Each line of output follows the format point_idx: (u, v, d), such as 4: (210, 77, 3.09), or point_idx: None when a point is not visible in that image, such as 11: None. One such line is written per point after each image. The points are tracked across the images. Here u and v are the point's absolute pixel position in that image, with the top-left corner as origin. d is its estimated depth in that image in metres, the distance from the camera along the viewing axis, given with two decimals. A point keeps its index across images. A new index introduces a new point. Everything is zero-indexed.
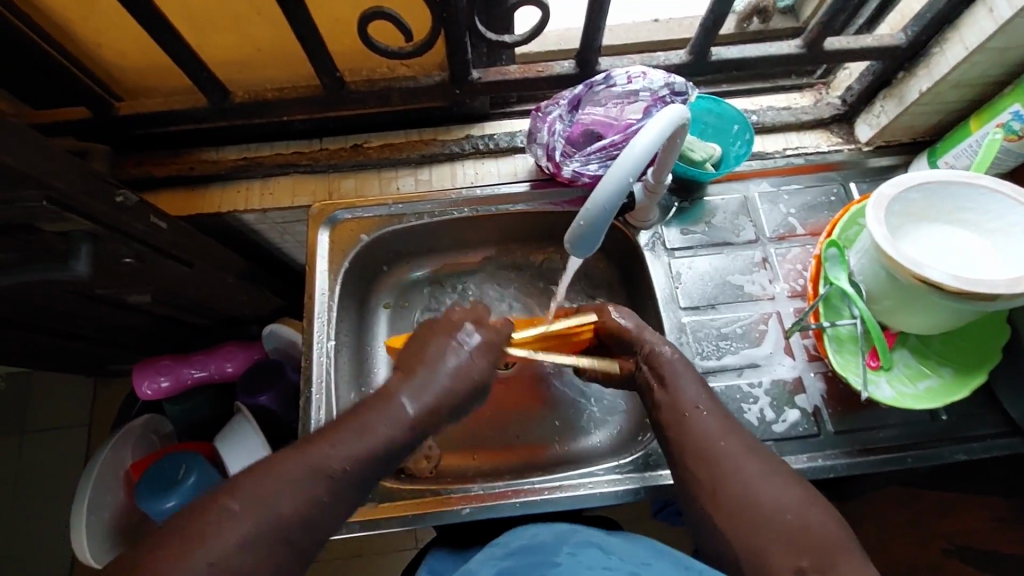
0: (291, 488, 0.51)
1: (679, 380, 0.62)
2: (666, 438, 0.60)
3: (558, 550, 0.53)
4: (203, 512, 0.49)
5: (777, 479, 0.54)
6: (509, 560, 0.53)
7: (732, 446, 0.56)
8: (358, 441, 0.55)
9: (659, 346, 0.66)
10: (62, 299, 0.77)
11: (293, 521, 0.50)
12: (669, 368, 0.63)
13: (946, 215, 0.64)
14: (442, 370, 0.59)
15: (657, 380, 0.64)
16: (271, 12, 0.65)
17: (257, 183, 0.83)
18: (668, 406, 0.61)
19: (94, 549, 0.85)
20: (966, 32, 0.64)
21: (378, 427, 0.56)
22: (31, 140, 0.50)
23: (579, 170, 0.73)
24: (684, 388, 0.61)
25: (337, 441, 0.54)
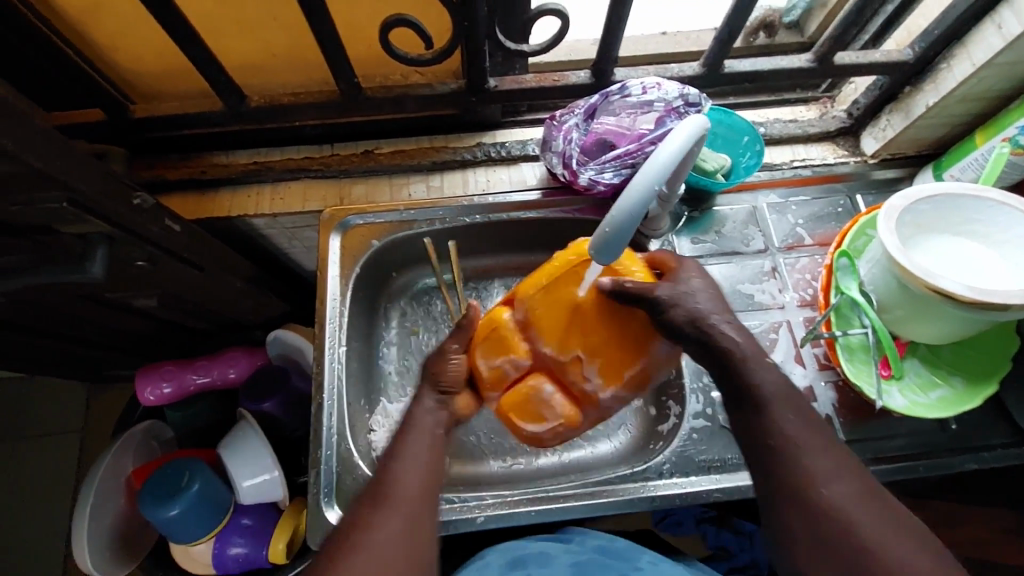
0: (392, 501, 0.54)
1: (774, 400, 0.54)
2: (756, 463, 0.54)
3: (639, 557, 0.65)
4: (358, 510, 0.55)
5: (893, 534, 0.48)
6: (586, 555, 0.64)
7: (839, 491, 0.50)
8: (419, 437, 0.59)
9: (726, 342, 0.56)
10: (67, 303, 0.76)
11: (414, 515, 0.54)
12: (761, 383, 0.54)
13: (955, 227, 0.65)
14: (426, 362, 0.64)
15: (743, 398, 0.55)
16: (291, 18, 0.65)
17: (268, 189, 0.82)
18: (762, 429, 0.53)
19: (95, 558, 0.83)
20: (974, 49, 0.66)
21: (428, 424, 0.60)
22: (54, 140, 0.50)
23: (595, 178, 0.74)
24: (780, 410, 0.53)
25: (405, 445, 0.58)
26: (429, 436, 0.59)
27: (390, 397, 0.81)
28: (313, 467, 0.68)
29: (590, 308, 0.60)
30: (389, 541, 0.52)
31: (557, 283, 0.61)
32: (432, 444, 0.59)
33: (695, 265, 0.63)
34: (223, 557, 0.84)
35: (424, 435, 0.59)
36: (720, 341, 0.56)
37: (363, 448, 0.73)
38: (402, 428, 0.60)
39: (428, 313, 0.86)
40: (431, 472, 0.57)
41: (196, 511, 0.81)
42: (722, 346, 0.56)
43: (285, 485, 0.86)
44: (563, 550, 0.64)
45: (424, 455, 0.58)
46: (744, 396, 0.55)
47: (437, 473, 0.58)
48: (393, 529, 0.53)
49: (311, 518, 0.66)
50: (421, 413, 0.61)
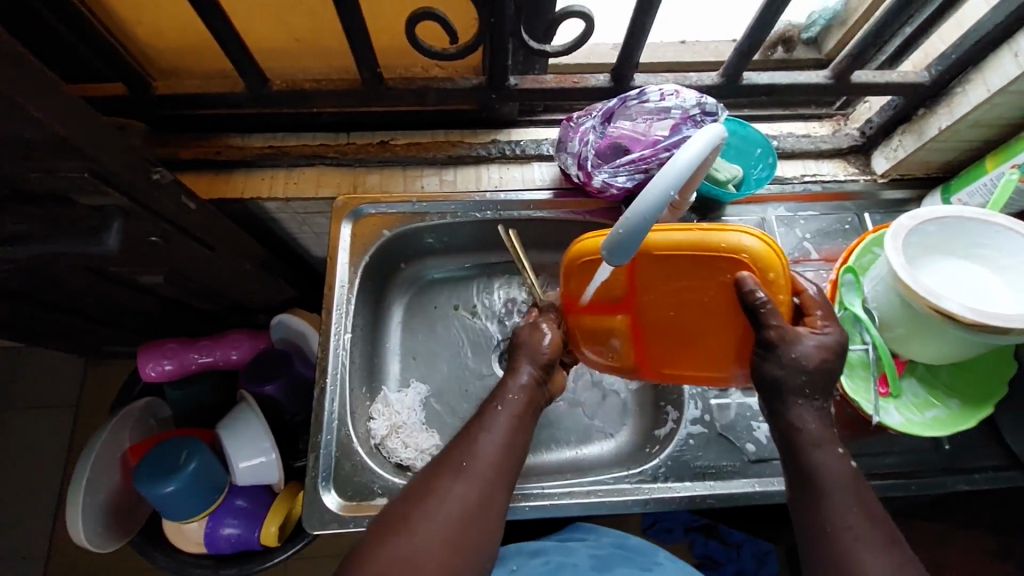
0: (464, 474, 0.53)
1: (833, 485, 0.51)
2: (805, 544, 0.52)
3: (657, 553, 0.66)
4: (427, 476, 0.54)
5: None
6: (605, 549, 0.65)
7: None
8: (505, 414, 0.57)
9: (793, 416, 0.54)
10: (74, 275, 0.76)
11: (481, 495, 0.52)
12: (821, 466, 0.52)
13: (961, 249, 0.66)
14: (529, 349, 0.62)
15: (802, 477, 0.53)
16: (317, 5, 0.66)
17: (283, 173, 0.83)
18: (813, 509, 0.52)
19: (88, 531, 0.84)
20: (990, 75, 0.67)
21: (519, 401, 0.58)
22: (81, 112, 0.51)
23: (608, 181, 0.75)
24: (835, 497, 0.51)
25: (491, 418, 0.57)
26: (516, 416, 0.57)
27: (391, 387, 0.82)
28: (312, 451, 0.69)
29: (712, 295, 0.57)
30: (458, 510, 0.51)
31: (694, 259, 0.55)
32: (517, 423, 0.57)
33: (836, 346, 0.55)
34: (216, 536, 0.84)
35: (512, 411, 0.57)
36: (792, 416, 0.54)
37: (362, 434, 0.74)
38: (488, 403, 0.58)
39: (436, 303, 0.87)
40: (512, 450, 0.56)
41: (192, 488, 0.81)
42: (790, 420, 0.54)
43: (280, 469, 0.86)
44: (583, 544, 0.65)
45: (508, 432, 0.56)
46: (800, 476, 0.53)
47: (514, 457, 0.56)
48: (460, 506, 0.52)
49: (307, 502, 0.66)
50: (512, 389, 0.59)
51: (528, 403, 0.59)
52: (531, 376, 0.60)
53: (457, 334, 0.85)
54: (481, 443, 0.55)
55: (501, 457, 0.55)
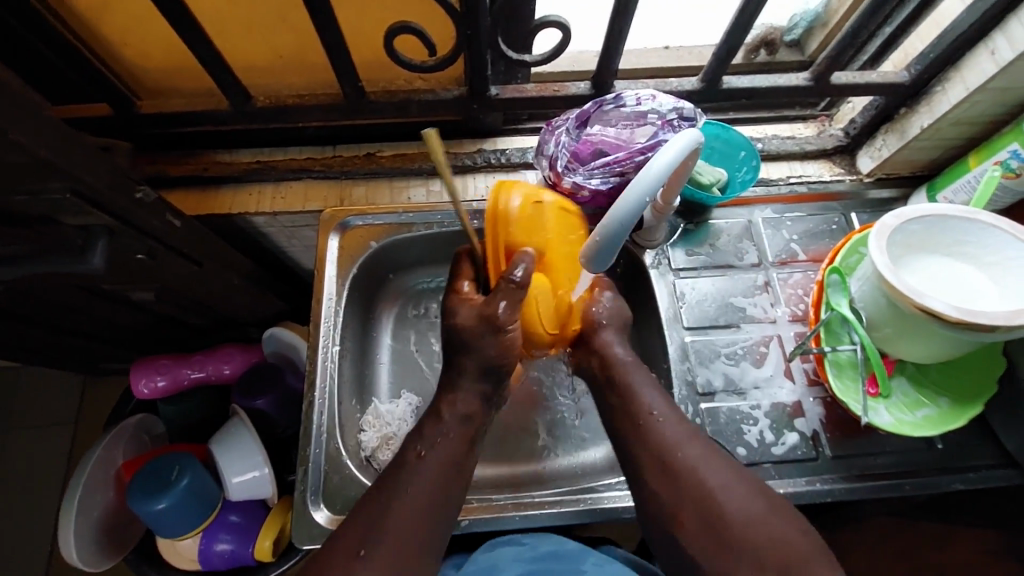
0: (375, 539, 0.53)
1: (637, 383, 0.62)
2: (622, 440, 0.60)
3: (585, 559, 0.65)
4: (332, 555, 0.53)
5: (746, 493, 0.54)
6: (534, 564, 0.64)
7: (691, 455, 0.56)
8: (430, 467, 0.57)
9: (607, 344, 0.66)
10: (65, 294, 0.77)
11: (399, 563, 0.52)
12: (630, 379, 0.63)
13: (945, 247, 0.66)
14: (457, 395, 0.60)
15: (608, 377, 0.64)
16: (297, 20, 0.67)
17: (270, 187, 0.83)
18: (629, 410, 0.61)
19: (81, 550, 0.83)
20: (967, 73, 0.67)
21: (445, 448, 0.58)
22: (62, 132, 0.52)
23: (581, 183, 0.73)
24: (646, 398, 0.61)
25: (406, 479, 0.56)
26: (442, 469, 0.57)
27: (382, 398, 0.81)
28: (301, 465, 0.69)
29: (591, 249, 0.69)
30: None
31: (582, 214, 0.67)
32: (444, 478, 0.57)
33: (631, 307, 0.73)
34: (210, 552, 0.84)
35: (434, 466, 0.57)
36: (601, 344, 0.66)
37: (352, 447, 0.74)
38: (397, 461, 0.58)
39: (424, 313, 0.87)
40: (437, 501, 0.56)
41: (184, 504, 0.81)
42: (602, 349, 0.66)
43: (273, 483, 0.86)
44: (512, 560, 0.64)
45: (420, 495, 0.55)
46: (615, 388, 0.63)
47: (435, 515, 0.55)
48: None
49: (296, 516, 0.66)
50: (441, 429, 0.59)
51: (447, 462, 0.58)
52: (460, 411, 0.60)
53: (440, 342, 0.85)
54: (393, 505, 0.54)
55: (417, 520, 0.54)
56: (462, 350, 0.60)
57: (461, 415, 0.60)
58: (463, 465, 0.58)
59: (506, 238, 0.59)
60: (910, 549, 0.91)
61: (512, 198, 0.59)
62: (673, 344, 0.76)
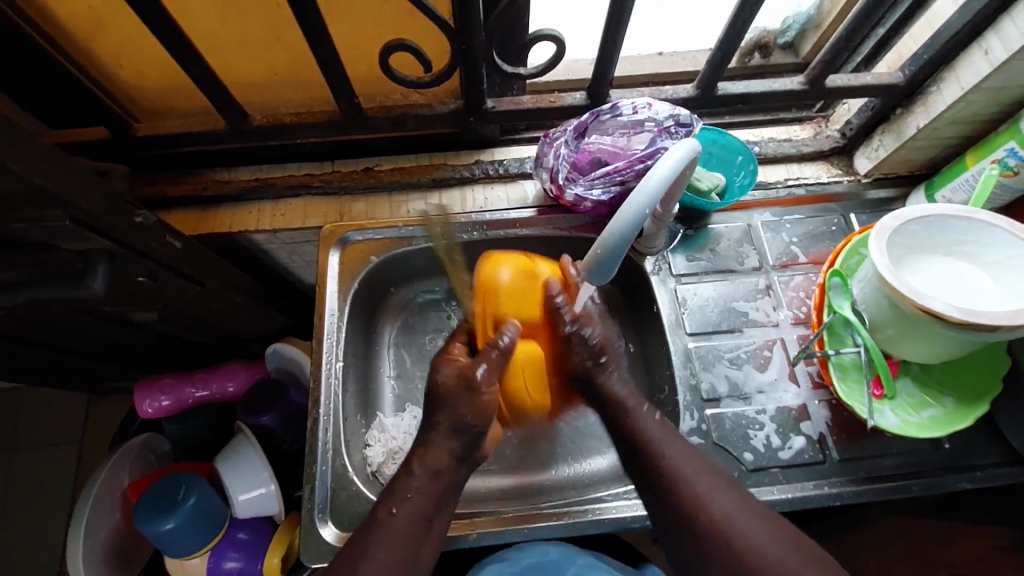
0: None
1: (654, 433, 0.61)
2: (648, 489, 0.59)
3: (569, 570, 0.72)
4: None
5: (774, 537, 0.53)
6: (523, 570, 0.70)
7: (720, 503, 0.55)
8: (397, 533, 0.56)
9: (609, 385, 0.63)
10: (67, 317, 0.77)
11: None
12: (644, 425, 0.61)
13: (945, 247, 0.66)
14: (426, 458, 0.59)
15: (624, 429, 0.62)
16: (292, 40, 0.67)
17: (269, 205, 0.84)
18: (650, 460, 0.59)
19: (90, 573, 0.83)
20: (961, 73, 0.67)
21: (412, 507, 0.57)
22: (60, 160, 0.52)
23: (582, 194, 0.74)
24: (666, 446, 0.60)
25: (376, 541, 0.55)
26: (409, 530, 0.56)
27: (387, 412, 0.81)
28: (307, 483, 0.69)
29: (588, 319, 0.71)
30: None
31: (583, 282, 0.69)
32: (418, 531, 0.57)
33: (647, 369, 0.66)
34: (218, 570, 0.84)
35: (408, 522, 0.57)
36: (605, 384, 0.63)
37: (358, 463, 0.74)
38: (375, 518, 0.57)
39: (425, 326, 0.87)
40: (403, 565, 0.56)
41: (190, 524, 0.81)
42: (604, 391, 0.63)
43: (280, 499, 0.86)
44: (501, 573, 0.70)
45: (386, 558, 0.55)
46: (629, 435, 0.61)
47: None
48: None
49: (303, 535, 0.66)
50: (413, 487, 0.58)
51: (417, 517, 0.57)
52: (432, 464, 0.59)
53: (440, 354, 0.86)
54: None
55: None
56: (439, 406, 0.59)
57: (430, 469, 0.59)
58: (428, 521, 0.58)
59: (496, 308, 0.63)
60: (921, 549, 0.90)
61: (504, 272, 0.64)
62: (676, 350, 0.76)
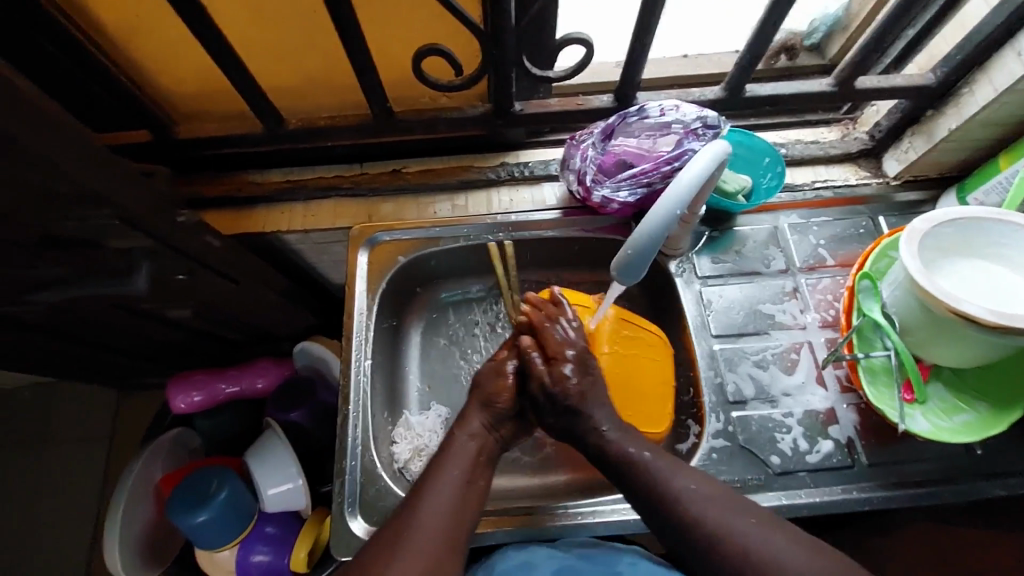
0: (406, 531, 0.56)
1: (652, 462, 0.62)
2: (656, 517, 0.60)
3: (619, 560, 0.68)
4: (374, 548, 0.56)
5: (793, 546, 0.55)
6: (569, 560, 0.67)
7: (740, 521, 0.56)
8: (450, 485, 0.61)
9: (598, 425, 0.66)
10: (107, 313, 0.80)
11: (433, 554, 0.56)
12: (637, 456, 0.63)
13: (979, 250, 0.65)
14: (469, 426, 0.66)
15: (626, 475, 0.63)
16: (327, 44, 0.69)
17: (300, 206, 0.86)
18: (655, 493, 0.60)
19: (125, 563, 0.86)
20: (996, 74, 0.67)
21: (460, 459, 0.63)
22: (110, 162, 0.54)
23: (609, 196, 0.75)
24: (671, 471, 0.61)
25: (432, 488, 0.60)
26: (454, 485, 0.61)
27: (413, 410, 0.83)
28: (338, 477, 0.70)
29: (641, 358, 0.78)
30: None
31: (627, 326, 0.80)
32: (466, 474, 0.62)
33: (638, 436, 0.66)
34: (246, 564, 0.86)
35: (458, 467, 0.62)
36: (595, 424, 0.66)
37: (386, 459, 0.75)
38: (434, 463, 0.63)
39: (451, 325, 0.88)
40: (456, 519, 0.59)
41: (222, 517, 0.83)
42: (596, 437, 0.66)
43: (308, 494, 0.87)
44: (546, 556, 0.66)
45: (447, 497, 0.60)
46: (627, 469, 0.63)
47: (462, 512, 0.60)
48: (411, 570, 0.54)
49: (335, 527, 0.67)
50: (459, 446, 0.64)
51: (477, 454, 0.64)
52: (483, 421, 0.67)
53: (465, 355, 0.87)
54: (418, 518, 0.57)
55: (447, 516, 0.58)
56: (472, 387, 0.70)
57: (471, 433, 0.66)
58: (473, 480, 0.62)
59: None
60: None
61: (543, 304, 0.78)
62: (702, 352, 0.76)
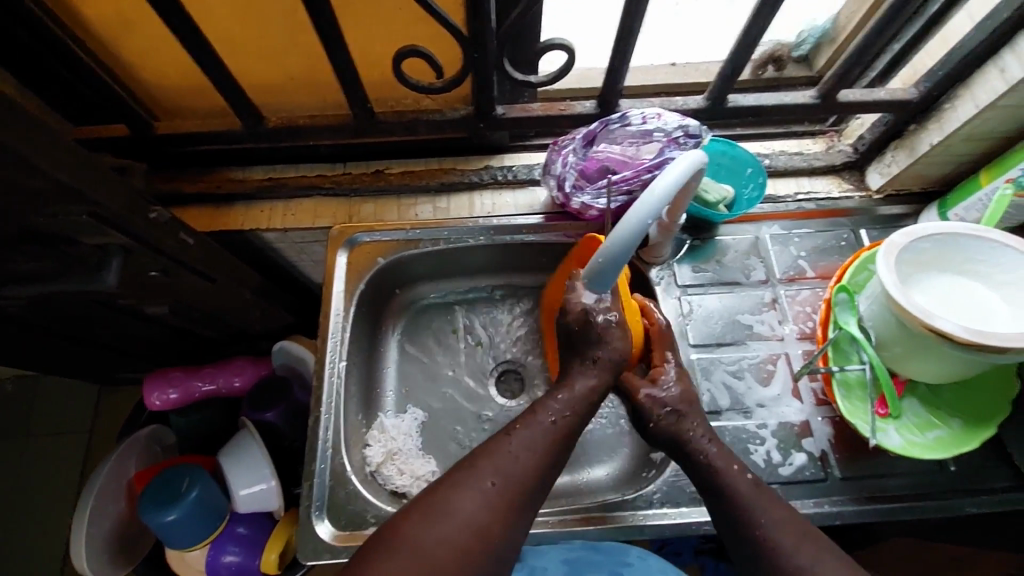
0: (485, 472, 0.52)
1: (722, 462, 0.59)
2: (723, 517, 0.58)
3: (627, 551, 0.69)
4: (444, 481, 0.53)
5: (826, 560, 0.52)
6: (576, 551, 0.68)
7: (786, 523, 0.54)
8: (545, 433, 0.56)
9: (704, 448, 0.60)
10: (83, 308, 0.79)
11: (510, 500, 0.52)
12: (710, 452, 0.60)
13: (955, 265, 0.65)
14: (576, 383, 0.59)
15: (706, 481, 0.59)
16: (308, 42, 0.68)
17: (281, 205, 0.85)
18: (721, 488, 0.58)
19: (92, 561, 0.85)
20: (977, 91, 0.67)
21: (565, 418, 0.57)
22: (82, 157, 0.54)
23: (588, 203, 0.75)
24: (737, 475, 0.58)
25: (527, 432, 0.55)
26: (550, 439, 0.56)
27: (388, 413, 0.82)
28: (307, 480, 0.69)
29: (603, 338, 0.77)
30: (475, 521, 0.50)
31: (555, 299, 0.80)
32: (570, 431, 0.57)
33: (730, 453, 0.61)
34: (217, 564, 0.85)
35: (562, 422, 0.57)
36: (697, 450, 0.61)
37: (358, 463, 0.74)
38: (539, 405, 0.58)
39: (451, 326, 0.88)
40: (543, 470, 0.55)
41: (194, 516, 0.82)
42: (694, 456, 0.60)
43: (280, 495, 0.87)
44: (555, 547, 0.69)
45: (540, 447, 0.55)
46: (701, 471, 0.60)
47: (549, 466, 0.55)
48: (480, 514, 0.50)
49: (301, 531, 0.66)
50: (562, 400, 0.58)
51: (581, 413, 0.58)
52: (587, 385, 0.59)
53: (467, 361, 0.86)
54: (504, 457, 0.53)
55: (536, 462, 0.54)
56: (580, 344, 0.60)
57: (582, 394, 0.58)
58: (571, 437, 0.57)
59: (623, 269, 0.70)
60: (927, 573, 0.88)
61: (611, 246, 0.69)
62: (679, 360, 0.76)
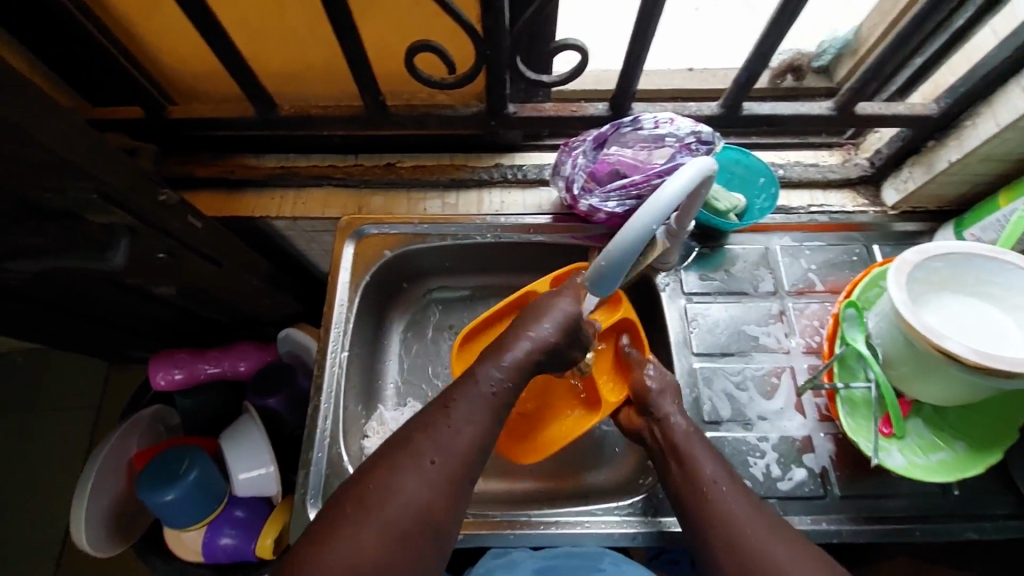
0: (419, 452, 0.53)
1: (687, 439, 0.61)
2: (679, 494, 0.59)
3: (602, 558, 0.65)
4: (383, 462, 0.53)
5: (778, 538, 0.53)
6: (550, 560, 0.65)
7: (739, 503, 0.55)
8: (479, 407, 0.56)
9: (670, 418, 0.63)
10: (92, 285, 0.80)
11: (448, 479, 0.52)
12: (673, 423, 0.63)
13: (968, 287, 0.64)
14: (509, 352, 0.58)
15: (672, 454, 0.61)
16: (322, 32, 0.69)
17: (292, 193, 0.86)
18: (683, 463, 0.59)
19: (91, 535, 0.86)
20: (999, 109, 0.65)
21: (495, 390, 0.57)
22: (88, 135, 0.55)
23: (596, 206, 0.75)
24: (699, 452, 0.59)
25: (463, 406, 0.56)
26: (483, 413, 0.56)
27: (388, 405, 0.82)
28: (303, 468, 0.70)
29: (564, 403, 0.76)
30: (416, 502, 0.50)
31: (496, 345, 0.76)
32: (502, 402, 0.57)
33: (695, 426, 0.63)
34: (213, 546, 0.86)
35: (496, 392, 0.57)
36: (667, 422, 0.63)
37: (355, 453, 0.75)
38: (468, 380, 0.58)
39: (452, 323, 0.88)
40: (482, 442, 0.55)
41: (191, 498, 0.82)
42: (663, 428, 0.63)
43: (278, 481, 0.87)
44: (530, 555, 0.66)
45: (475, 422, 0.55)
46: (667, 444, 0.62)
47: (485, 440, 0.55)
48: (419, 493, 0.51)
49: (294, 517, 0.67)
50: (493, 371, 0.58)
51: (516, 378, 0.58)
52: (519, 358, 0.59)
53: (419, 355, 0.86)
54: (439, 437, 0.54)
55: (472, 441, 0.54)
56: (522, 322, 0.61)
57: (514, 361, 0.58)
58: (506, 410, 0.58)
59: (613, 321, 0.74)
60: None
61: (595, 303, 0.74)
62: (682, 368, 0.75)
